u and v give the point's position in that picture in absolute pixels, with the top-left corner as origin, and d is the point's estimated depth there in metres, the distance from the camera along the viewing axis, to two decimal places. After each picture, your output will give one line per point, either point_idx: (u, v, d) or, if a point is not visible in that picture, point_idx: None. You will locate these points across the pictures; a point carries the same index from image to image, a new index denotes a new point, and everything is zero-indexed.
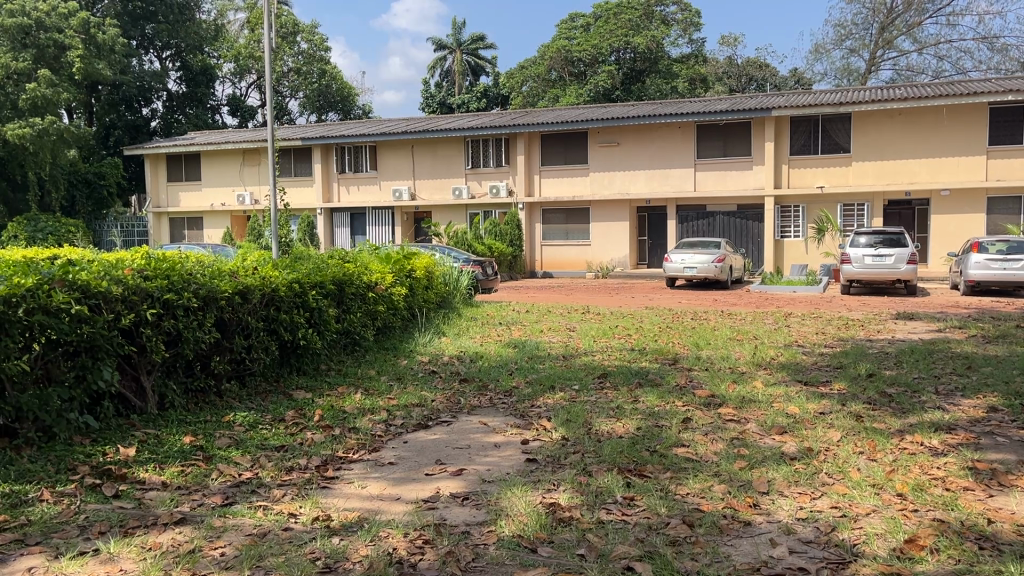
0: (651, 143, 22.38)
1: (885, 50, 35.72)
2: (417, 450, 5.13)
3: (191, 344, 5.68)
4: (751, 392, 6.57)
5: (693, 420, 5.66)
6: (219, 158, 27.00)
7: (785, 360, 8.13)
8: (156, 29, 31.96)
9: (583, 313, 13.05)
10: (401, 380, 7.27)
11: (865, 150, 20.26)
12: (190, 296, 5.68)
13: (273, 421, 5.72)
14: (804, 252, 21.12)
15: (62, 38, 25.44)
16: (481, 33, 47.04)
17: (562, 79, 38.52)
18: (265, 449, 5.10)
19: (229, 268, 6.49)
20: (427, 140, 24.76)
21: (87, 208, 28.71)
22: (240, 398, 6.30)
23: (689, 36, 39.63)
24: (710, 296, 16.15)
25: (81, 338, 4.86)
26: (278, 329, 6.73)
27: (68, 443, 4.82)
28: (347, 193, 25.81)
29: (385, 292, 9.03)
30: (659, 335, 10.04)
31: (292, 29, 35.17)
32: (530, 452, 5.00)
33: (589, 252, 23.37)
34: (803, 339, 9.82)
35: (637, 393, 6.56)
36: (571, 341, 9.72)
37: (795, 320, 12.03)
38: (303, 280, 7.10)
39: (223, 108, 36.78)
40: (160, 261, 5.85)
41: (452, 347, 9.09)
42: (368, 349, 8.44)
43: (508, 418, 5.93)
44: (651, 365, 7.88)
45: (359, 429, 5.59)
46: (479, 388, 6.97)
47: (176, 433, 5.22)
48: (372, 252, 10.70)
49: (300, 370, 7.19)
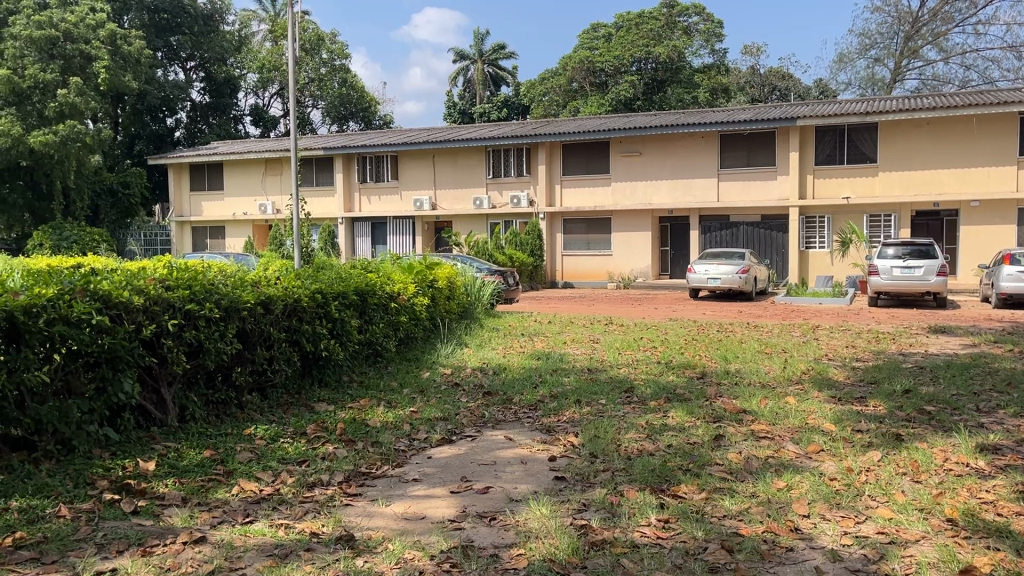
0: (674, 153, 22.19)
1: (911, 59, 35.34)
2: (441, 466, 4.99)
3: (213, 355, 5.59)
4: (784, 409, 6.38)
5: (725, 438, 5.49)
6: (242, 168, 27.12)
7: (817, 375, 7.94)
8: (180, 40, 32.24)
9: (606, 324, 12.88)
10: (423, 393, 7.14)
11: (892, 160, 19.95)
12: (211, 306, 5.60)
13: (294, 435, 5.61)
14: (829, 264, 20.81)
15: (88, 48, 25.70)
16: (501, 43, 47.06)
17: (583, 89, 38.47)
18: (286, 463, 4.98)
19: (251, 277, 6.41)
20: (449, 150, 24.71)
21: (111, 217, 28.94)
22: (261, 410, 6.20)
23: (712, 46, 39.35)
24: (735, 308, 15.91)
25: (101, 350, 4.78)
26: (300, 340, 6.64)
27: (87, 456, 4.73)
28: (368, 202, 25.83)
29: (407, 303, 8.92)
30: (685, 347, 9.86)
31: (315, 42, 35.42)
32: (558, 469, 4.85)
33: (611, 262, 23.16)
34: (834, 353, 9.60)
35: (666, 409, 6.40)
36: (595, 353, 9.56)
37: (824, 333, 11.80)
38: (325, 290, 7.01)
39: (246, 119, 36.97)
40: (182, 270, 5.77)
41: (474, 358, 8.96)
42: (389, 360, 8.33)
43: (534, 433, 5.78)
44: (679, 379, 7.70)
45: (382, 443, 5.46)
46: (504, 401, 6.83)
47: (197, 446, 5.12)
48: (395, 262, 10.61)
49: (322, 382, 7.09)
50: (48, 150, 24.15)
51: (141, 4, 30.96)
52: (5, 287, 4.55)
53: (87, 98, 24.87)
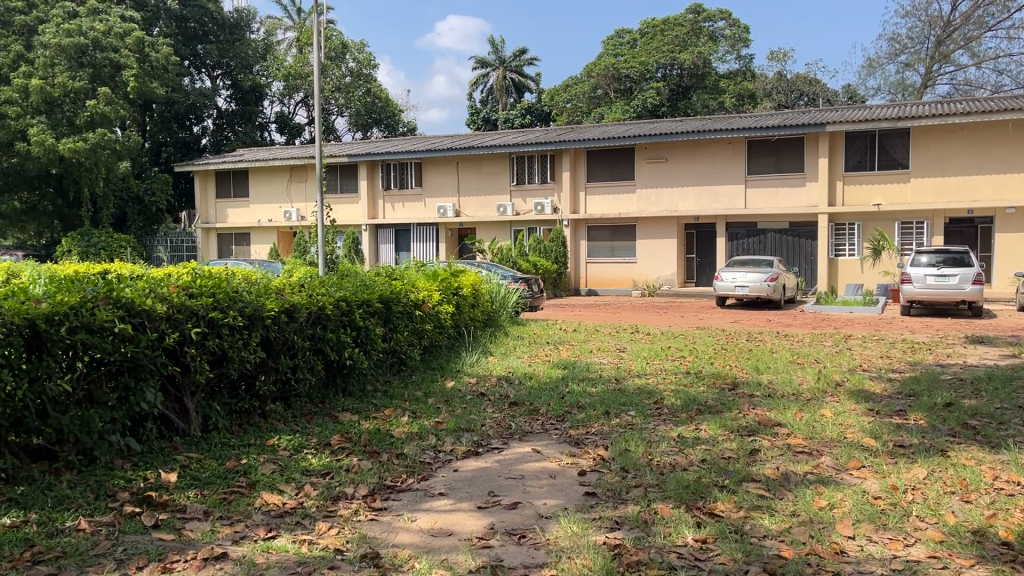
0: (701, 160, 21.97)
1: (942, 64, 34.86)
2: (467, 480, 4.85)
3: (236, 364, 5.50)
4: (820, 423, 6.19)
5: (761, 453, 5.31)
6: (267, 175, 27.25)
7: (852, 386, 7.71)
8: (207, 48, 32.57)
9: (632, 333, 12.69)
10: (449, 403, 7.01)
11: (924, 166, 19.61)
12: (235, 314, 5.51)
13: (318, 446, 5.50)
14: (859, 271, 20.49)
15: (118, 57, 25.94)
16: (524, 49, 47.03)
17: (608, 96, 38.31)
18: (309, 476, 4.87)
19: (276, 285, 6.32)
20: (473, 156, 24.64)
21: (138, 224, 29.21)
22: (284, 419, 6.11)
23: (738, 52, 39.04)
24: (763, 317, 15.66)
25: (123, 358, 4.70)
26: (324, 348, 6.54)
27: (109, 466, 4.65)
28: (392, 209, 25.85)
29: (431, 310, 8.80)
30: (714, 357, 9.67)
31: (340, 50, 35.60)
32: (588, 484, 4.70)
33: (635, 269, 22.94)
34: (868, 364, 9.35)
35: (698, 421, 6.22)
36: (622, 362, 9.38)
37: (856, 342, 11.55)
38: (350, 298, 6.91)
39: (271, 126, 37.20)
40: (206, 277, 5.68)
41: (499, 367, 8.82)
42: (414, 368, 8.22)
43: (562, 445, 5.63)
44: (710, 390, 7.52)
45: (407, 455, 5.35)
46: (530, 412, 6.69)
47: (220, 457, 5.03)
48: (419, 269, 10.50)
49: (346, 392, 6.99)
50: (78, 157, 24.39)
51: (168, 13, 31.30)
52: (27, 295, 4.48)
53: (116, 106, 25.10)
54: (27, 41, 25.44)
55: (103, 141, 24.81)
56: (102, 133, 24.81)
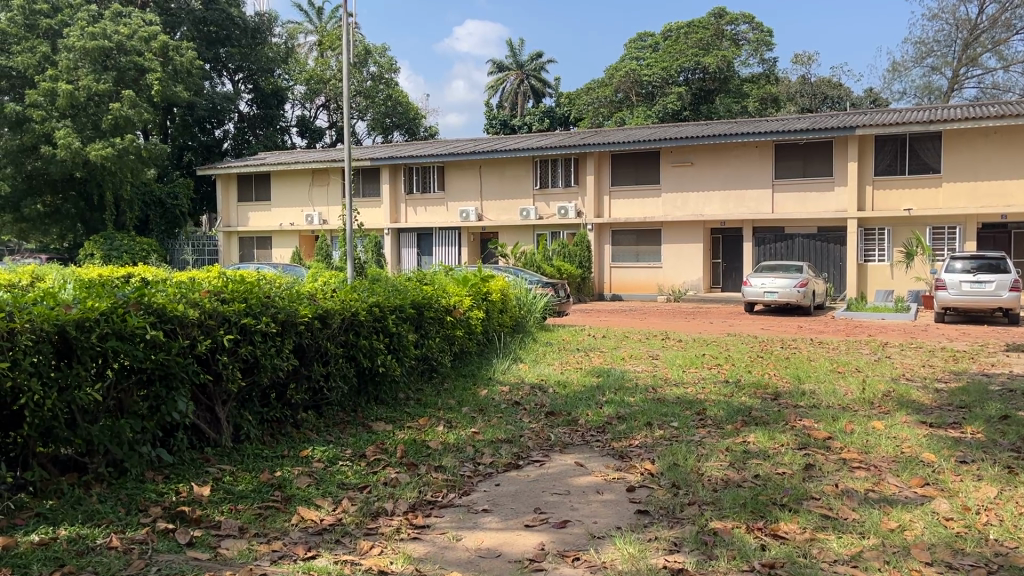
0: (727, 163, 21.66)
1: (970, 67, 34.34)
2: (511, 495, 4.64)
3: (268, 372, 5.32)
4: (874, 435, 5.90)
5: (817, 468, 5.06)
6: (289, 178, 27.20)
7: (900, 397, 7.42)
8: (229, 53, 32.70)
9: (662, 339, 12.43)
10: (484, 412, 6.80)
11: (957, 171, 19.19)
12: (268, 320, 5.33)
13: (353, 457, 5.31)
14: (890, 277, 20.07)
15: (142, 60, 26.03)
16: (543, 53, 46.81)
17: (629, 100, 38.02)
18: (346, 489, 4.68)
19: (308, 290, 6.15)
20: (495, 160, 24.47)
21: (160, 227, 29.27)
22: (317, 429, 5.93)
23: (761, 55, 38.64)
24: (794, 323, 15.37)
25: (155, 366, 4.53)
26: (356, 355, 6.35)
27: (139, 479, 4.48)
28: (414, 213, 25.73)
29: (463, 316, 8.59)
30: (752, 365, 9.41)
31: (363, 55, 35.56)
32: (639, 502, 4.47)
33: (661, 274, 22.69)
34: (912, 373, 9.03)
35: (745, 434, 5.97)
36: (657, 370, 9.14)
37: (895, 350, 11.21)
38: (383, 304, 6.73)
39: (292, 130, 37.22)
40: (238, 281, 5.51)
41: (531, 375, 8.60)
42: (445, 376, 8.01)
43: (605, 459, 5.40)
44: (752, 400, 7.27)
45: (446, 467, 5.14)
46: (568, 423, 6.45)
47: (254, 469, 4.85)
48: (448, 274, 10.31)
49: (378, 400, 6.80)
50: (104, 162, 24.48)
51: (191, 16, 31.35)
52: (57, 300, 4.32)
53: (141, 110, 25.14)
54: (53, 44, 25.51)
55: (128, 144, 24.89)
56: (128, 137, 24.88)
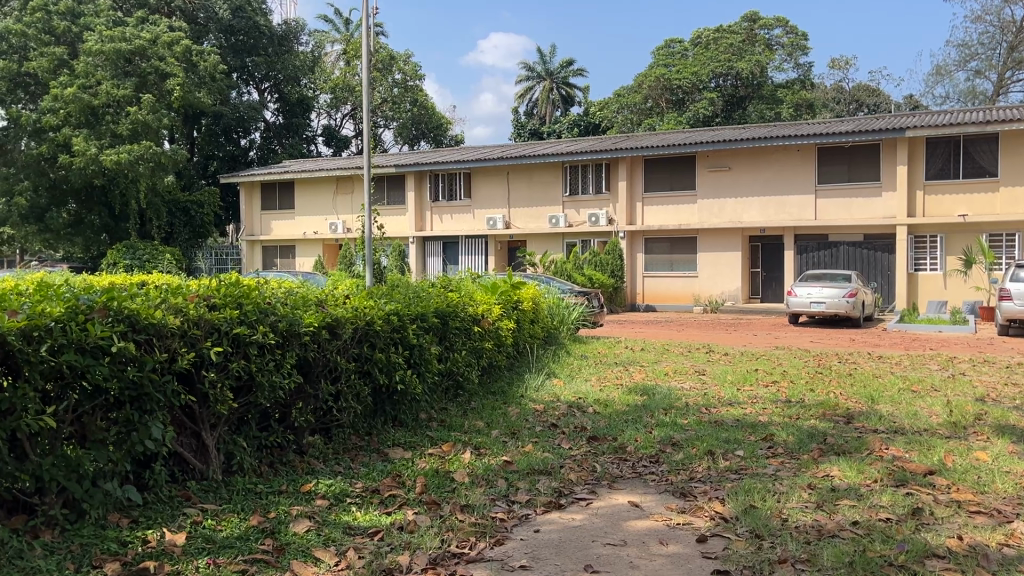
0: (768, 167, 20.68)
1: (1016, 71, 33.03)
2: (554, 546, 3.78)
3: (266, 392, 4.50)
4: (983, 471, 4.96)
5: (928, 513, 4.15)
6: (312, 186, 26.61)
7: (995, 422, 6.45)
8: (256, 61, 32.32)
9: (707, 353, 11.44)
10: (516, 436, 5.95)
11: (1015, 175, 18.07)
12: (266, 330, 4.52)
13: (363, 493, 4.48)
14: (942, 288, 19.02)
15: (163, 65, 25.48)
16: (572, 61, 46.03)
17: (659, 107, 37.08)
18: (353, 537, 3.85)
19: (316, 296, 5.35)
20: (524, 167, 23.68)
21: (184, 236, 28.67)
22: (324, 457, 5.13)
23: (796, 60, 37.50)
24: (846, 336, 14.33)
25: (124, 386, 3.73)
26: (371, 370, 5.52)
27: (100, 525, 3.66)
28: (440, 221, 24.99)
29: (491, 328, 7.75)
30: (813, 383, 8.45)
31: (388, 62, 35.07)
32: (714, 558, 3.59)
33: (696, 284, 21.70)
34: (997, 393, 8.02)
35: (827, 466, 5.06)
36: (707, 387, 8.22)
37: (967, 367, 10.17)
38: (402, 312, 5.91)
39: (318, 139, 36.73)
40: (233, 284, 4.71)
41: (567, 392, 7.74)
42: (472, 394, 7.18)
43: (664, 498, 4.52)
44: (822, 424, 6.34)
45: (475, 508, 4.28)
46: (615, 450, 5.57)
47: (241, 509, 4.03)
48: (475, 280, 9.47)
49: (397, 421, 6.00)
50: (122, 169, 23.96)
51: (218, 24, 31.00)
52: (3, 305, 3.54)
53: (158, 114, 24.57)
54: (73, 49, 25.35)
55: (145, 150, 24.21)
56: (144, 142, 24.23)
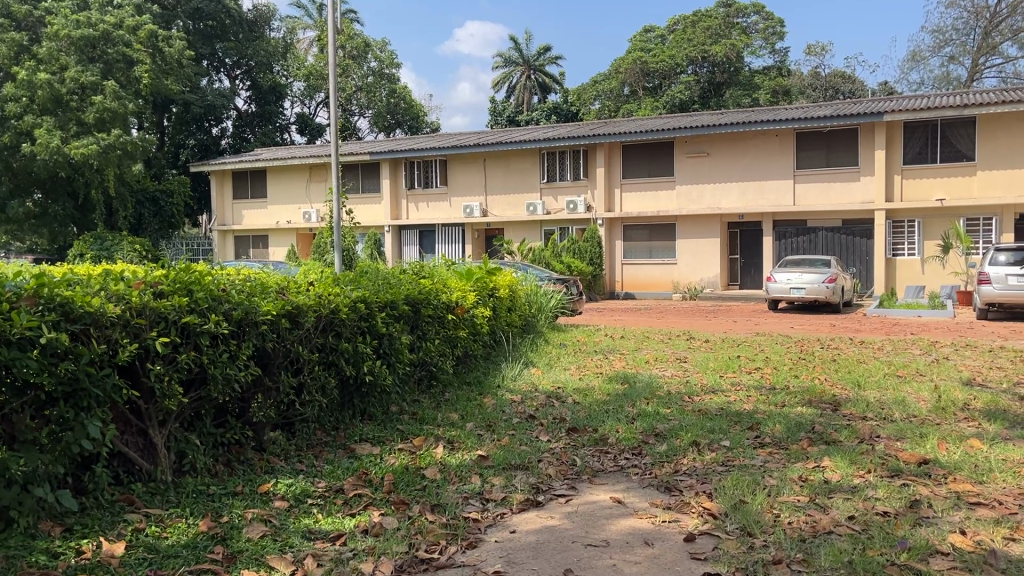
0: (746, 153, 20.48)
1: (989, 56, 33.06)
2: (532, 549, 3.50)
3: (219, 385, 4.16)
4: (979, 458, 4.74)
5: (927, 505, 3.92)
6: (285, 174, 26.11)
7: (985, 407, 6.26)
8: (226, 47, 31.66)
9: (688, 340, 11.20)
10: (491, 429, 5.66)
11: (992, 159, 18.01)
12: (219, 319, 4.18)
13: (326, 493, 4.16)
14: (920, 272, 18.97)
15: (130, 51, 24.96)
16: (549, 48, 45.59)
17: (636, 94, 36.82)
18: (313, 542, 3.54)
19: (276, 283, 5.02)
20: (500, 153, 23.33)
21: (154, 226, 28.05)
22: (286, 455, 4.81)
23: (772, 46, 37.34)
24: (827, 321, 14.19)
25: (57, 381, 3.40)
26: (337, 361, 5.19)
27: (30, 534, 3.33)
28: (416, 209, 24.59)
29: (466, 315, 7.44)
30: (797, 369, 8.23)
31: (363, 49, 34.60)
32: (704, 559, 3.33)
33: (675, 271, 21.51)
34: (983, 377, 7.85)
35: (817, 457, 4.82)
36: (689, 375, 7.97)
37: (951, 351, 10.01)
38: (370, 299, 5.59)
39: (291, 128, 36.10)
40: (184, 269, 4.38)
41: (545, 381, 7.46)
42: (446, 385, 6.88)
43: (648, 493, 4.26)
44: (809, 412, 6.11)
45: (446, 507, 3.99)
46: (596, 442, 5.30)
47: (191, 514, 3.70)
48: (449, 267, 9.13)
49: (365, 415, 5.69)
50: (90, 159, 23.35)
51: (186, 9, 30.27)
52: None
53: (125, 102, 24.00)
54: (35, 35, 24.58)
55: (115, 140, 23.80)
56: (115, 132, 23.78)
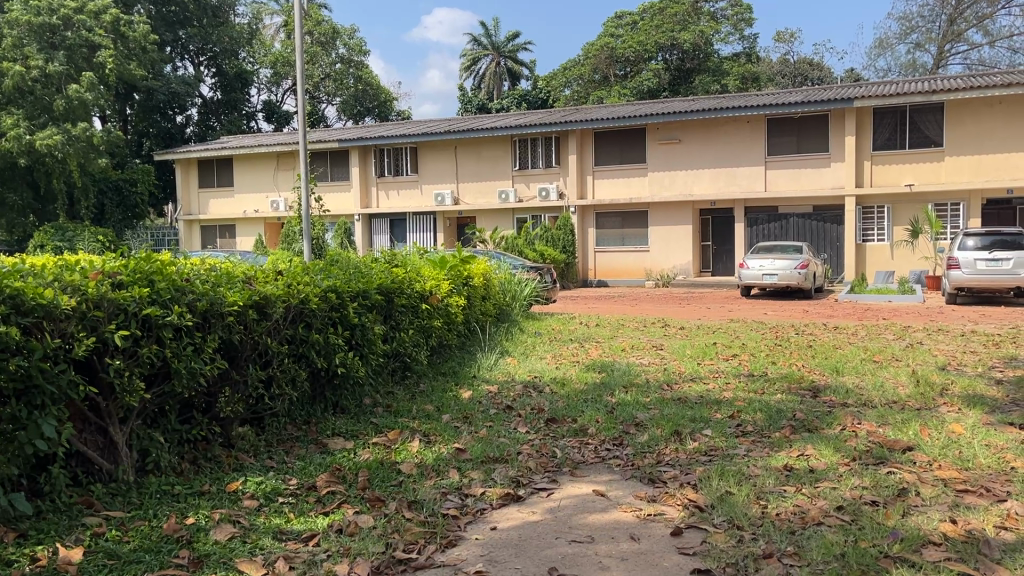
0: (718, 139, 20.46)
1: (954, 43, 33.36)
2: (514, 546, 3.37)
3: (183, 380, 3.97)
4: (963, 444, 4.69)
5: (915, 493, 3.84)
6: (252, 162, 25.64)
7: (963, 391, 6.23)
8: (190, 34, 30.97)
9: (664, 327, 11.12)
10: (468, 420, 5.51)
11: (959, 144, 18.17)
12: (182, 310, 3.99)
13: (297, 490, 4.00)
14: (889, 258, 19.11)
15: (93, 37, 24.31)
16: (518, 34, 45.25)
17: (607, 80, 36.73)
18: (284, 543, 3.38)
19: (242, 272, 4.83)
20: (471, 140, 23.10)
21: (117, 216, 27.44)
22: (255, 452, 4.63)
23: (741, 32, 37.38)
24: (800, 307, 14.22)
25: (8, 378, 3.20)
26: (307, 354, 5.01)
27: None
28: (386, 198, 24.30)
29: (440, 304, 7.27)
30: (774, 356, 8.18)
31: (330, 35, 34.09)
32: (692, 554, 3.21)
33: (648, 258, 21.48)
34: (958, 362, 7.86)
35: (800, 445, 4.74)
36: (666, 362, 7.88)
37: (924, 336, 10.03)
38: (341, 288, 5.41)
39: (258, 115, 35.51)
40: (145, 259, 4.17)
41: (522, 371, 7.33)
42: (421, 375, 6.73)
43: (632, 485, 4.15)
44: (788, 399, 6.05)
45: (424, 503, 3.85)
46: (575, 433, 5.17)
47: (154, 516, 3.52)
48: (422, 256, 8.95)
49: (338, 408, 5.52)
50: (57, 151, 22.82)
51: None
52: None
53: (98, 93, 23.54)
54: None
55: (82, 131, 23.29)
56: (81, 123, 23.26)
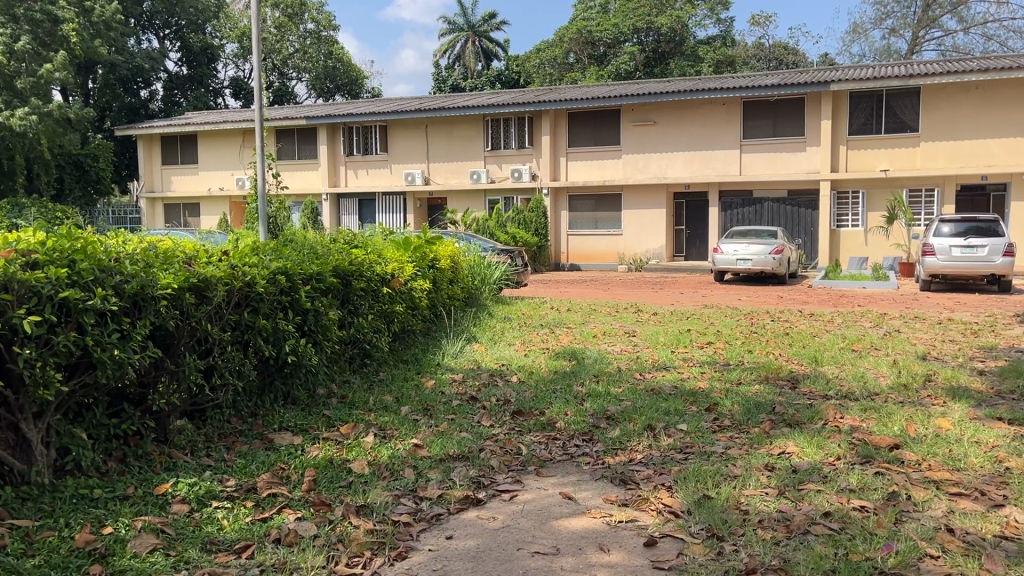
0: (693, 122, 20.17)
1: (929, 29, 33.24)
2: (470, 558, 3.04)
3: (107, 372, 3.56)
4: (952, 441, 4.43)
5: (906, 497, 3.56)
6: (217, 139, 24.94)
7: (946, 383, 6.00)
8: (155, 7, 30.06)
9: (637, 313, 10.82)
10: (428, 413, 5.17)
11: (935, 130, 18.07)
12: (107, 293, 3.57)
13: (234, 494, 3.63)
14: (864, 244, 18.97)
15: (55, 9, 23.53)
16: (494, 13, 44.50)
17: (581, 62, 36.27)
18: (212, 555, 3.01)
19: (182, 252, 4.41)
20: (443, 119, 22.60)
21: (77, 193, 26.64)
22: (192, 448, 4.25)
23: (717, 16, 37.09)
24: (774, 293, 14.01)
25: None
26: (253, 341, 4.62)
27: None
28: (355, 177, 23.77)
29: (403, 289, 6.89)
30: (750, 344, 7.91)
31: (299, 8, 33.16)
32: (666, 569, 2.90)
33: (621, 242, 21.21)
34: (938, 351, 7.65)
35: (782, 441, 4.44)
36: (638, 350, 7.58)
37: (900, 324, 9.83)
38: (292, 270, 5.01)
39: (225, 91, 34.62)
40: (67, 236, 3.74)
41: (488, 359, 6.99)
42: (380, 363, 6.36)
43: (601, 486, 3.84)
44: (766, 390, 5.75)
45: (374, 508, 3.49)
46: (543, 427, 4.85)
47: (65, 527, 3.13)
48: (385, 237, 8.54)
49: (288, 399, 5.15)
50: (26, 129, 22.12)
51: None
52: None
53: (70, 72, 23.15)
54: None
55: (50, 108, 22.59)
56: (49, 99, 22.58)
